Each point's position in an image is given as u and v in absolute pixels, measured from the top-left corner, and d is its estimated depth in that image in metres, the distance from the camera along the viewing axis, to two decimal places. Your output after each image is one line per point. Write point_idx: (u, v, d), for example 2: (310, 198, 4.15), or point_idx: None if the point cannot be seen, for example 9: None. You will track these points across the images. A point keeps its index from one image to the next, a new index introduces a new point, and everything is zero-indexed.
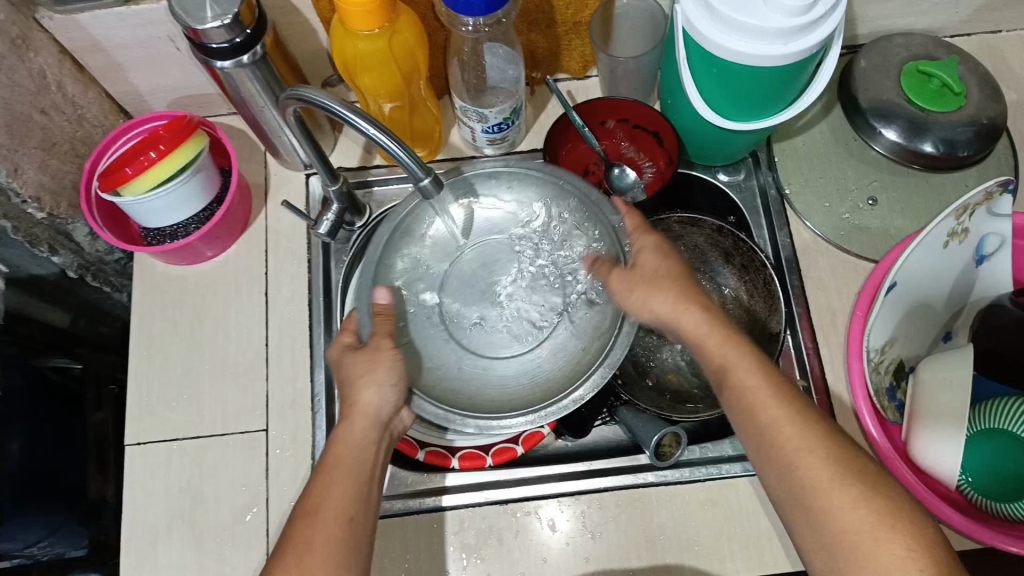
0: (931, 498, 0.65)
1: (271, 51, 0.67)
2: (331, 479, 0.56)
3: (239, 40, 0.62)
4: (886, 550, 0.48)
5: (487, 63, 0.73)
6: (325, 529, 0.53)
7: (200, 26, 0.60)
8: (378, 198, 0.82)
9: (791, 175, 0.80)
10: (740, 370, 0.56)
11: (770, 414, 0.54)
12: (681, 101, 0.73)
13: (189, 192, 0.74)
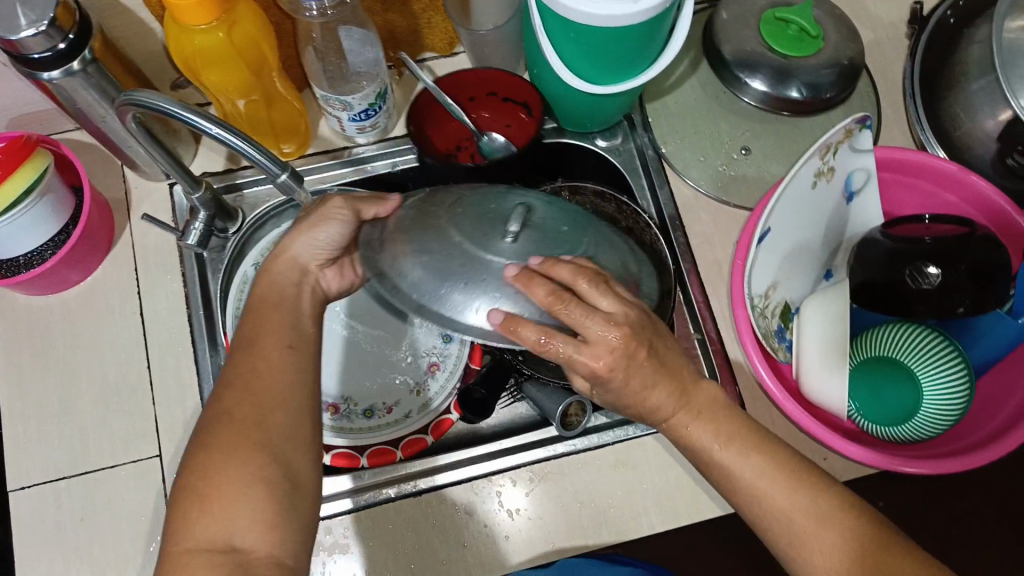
0: (837, 440, 0.64)
1: (101, 54, 0.63)
2: (272, 325, 0.54)
3: (63, 46, 0.58)
4: (813, 545, 0.50)
5: (344, 47, 0.71)
6: (271, 363, 0.52)
7: (13, 36, 0.55)
8: (249, 200, 0.79)
9: (667, 133, 0.80)
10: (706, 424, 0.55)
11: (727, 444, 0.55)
12: (546, 71, 0.72)
13: (39, 214, 0.68)
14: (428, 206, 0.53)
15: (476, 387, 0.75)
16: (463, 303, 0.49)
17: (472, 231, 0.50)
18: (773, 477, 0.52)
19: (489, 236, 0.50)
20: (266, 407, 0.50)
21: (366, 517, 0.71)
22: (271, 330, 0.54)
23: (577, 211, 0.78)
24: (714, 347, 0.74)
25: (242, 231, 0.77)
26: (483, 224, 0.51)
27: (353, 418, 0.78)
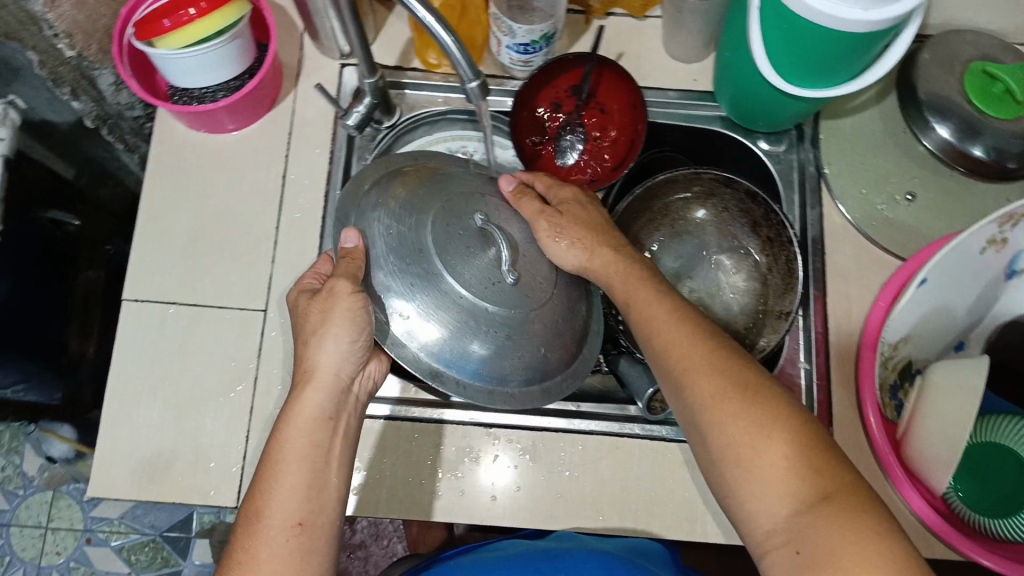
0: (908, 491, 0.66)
1: None
2: (295, 440, 0.53)
3: None
4: (853, 551, 0.42)
5: None
6: (270, 540, 0.50)
7: None
8: (409, 102, 0.79)
9: (833, 155, 0.78)
10: (642, 303, 0.56)
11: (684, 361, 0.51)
12: (742, 57, 0.69)
13: (223, 56, 0.71)
14: (408, 209, 0.57)
15: None
16: (469, 336, 0.55)
17: (453, 259, 0.55)
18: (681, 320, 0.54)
19: (472, 261, 0.55)
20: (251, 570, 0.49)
21: (433, 431, 0.72)
22: (295, 452, 0.53)
23: (721, 206, 0.77)
24: (818, 383, 0.73)
25: (394, 128, 0.78)
26: (466, 251, 0.55)
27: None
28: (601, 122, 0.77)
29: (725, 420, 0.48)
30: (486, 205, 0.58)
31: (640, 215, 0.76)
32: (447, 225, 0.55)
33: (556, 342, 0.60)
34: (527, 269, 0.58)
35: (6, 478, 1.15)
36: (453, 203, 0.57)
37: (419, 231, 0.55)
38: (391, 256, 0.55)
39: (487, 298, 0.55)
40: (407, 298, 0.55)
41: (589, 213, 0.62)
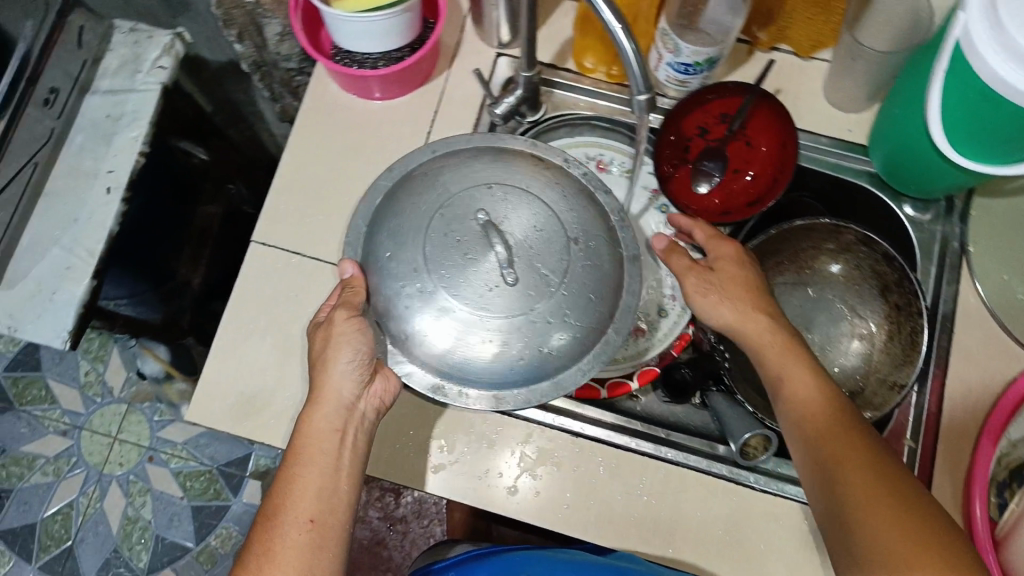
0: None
1: None
2: (310, 450, 0.59)
3: None
4: None
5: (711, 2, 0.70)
6: (290, 532, 0.56)
7: None
8: (556, 101, 0.80)
9: (981, 234, 0.74)
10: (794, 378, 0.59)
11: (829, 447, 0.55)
12: (912, 118, 0.67)
13: (391, 28, 0.73)
14: (406, 237, 0.60)
15: (684, 371, 0.76)
16: (485, 339, 0.58)
17: (448, 275, 0.57)
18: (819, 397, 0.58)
19: (469, 269, 0.57)
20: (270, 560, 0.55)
21: (520, 428, 0.71)
22: (309, 460, 0.59)
23: (853, 263, 0.75)
24: (922, 462, 0.71)
25: (537, 124, 0.79)
26: (461, 258, 0.57)
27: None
28: (744, 156, 0.75)
29: (861, 512, 0.52)
30: (489, 202, 0.59)
31: (769, 257, 0.75)
32: (442, 231, 0.58)
33: (569, 336, 0.59)
34: (535, 264, 0.57)
35: (87, 383, 1.22)
36: (451, 207, 0.59)
37: (415, 239, 0.59)
38: (393, 263, 0.60)
39: (477, 301, 0.57)
40: (421, 314, 0.59)
41: (742, 270, 0.66)
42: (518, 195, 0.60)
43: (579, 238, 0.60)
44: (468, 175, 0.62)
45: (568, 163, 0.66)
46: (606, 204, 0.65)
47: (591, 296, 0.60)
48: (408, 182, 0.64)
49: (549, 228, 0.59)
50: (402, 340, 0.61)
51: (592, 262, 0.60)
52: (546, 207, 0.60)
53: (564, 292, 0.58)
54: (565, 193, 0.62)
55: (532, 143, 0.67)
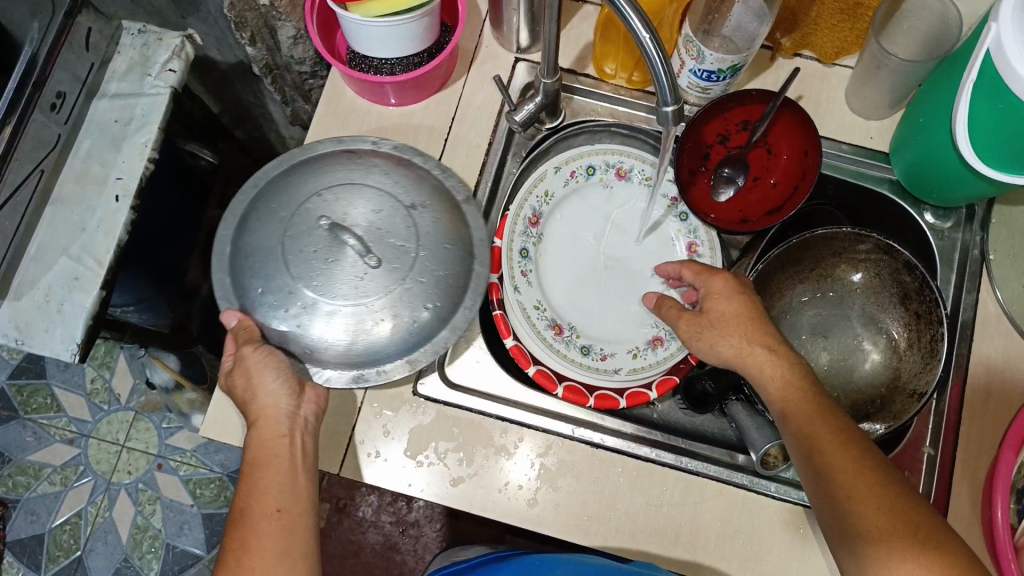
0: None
1: None
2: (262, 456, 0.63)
3: None
4: None
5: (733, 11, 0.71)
6: (262, 531, 0.60)
7: None
8: (576, 106, 0.79)
9: (1001, 241, 0.74)
10: (799, 414, 0.59)
11: (841, 483, 0.55)
12: (936, 126, 0.67)
13: (409, 32, 0.71)
14: (272, 264, 0.64)
15: (705, 383, 0.77)
16: (376, 323, 0.64)
17: (321, 281, 0.62)
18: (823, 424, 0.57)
19: (337, 268, 0.62)
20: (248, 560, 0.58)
21: (538, 439, 0.71)
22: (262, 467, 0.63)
23: (874, 271, 0.74)
24: (941, 470, 0.71)
25: (557, 131, 0.78)
26: (323, 262, 0.62)
27: (570, 348, 0.75)
28: (764, 164, 0.76)
29: (877, 553, 0.52)
30: (325, 208, 0.64)
31: (789, 265, 0.75)
32: (297, 251, 0.63)
33: (442, 297, 0.67)
34: (388, 244, 0.64)
35: (94, 390, 1.21)
36: (294, 223, 0.64)
37: (277, 268, 0.64)
38: (270, 294, 0.64)
39: (355, 292, 0.63)
40: (309, 324, 0.64)
41: (737, 301, 0.65)
42: (349, 190, 0.66)
43: (414, 203, 0.67)
44: (297, 191, 0.66)
45: (380, 147, 0.72)
46: (452, 188, 0.72)
47: (444, 246, 0.68)
48: (250, 225, 0.67)
49: (334, 186, 0.66)
50: (307, 354, 0.66)
51: (430, 215, 0.67)
52: (376, 192, 0.66)
53: (424, 253, 0.65)
54: (389, 171, 0.68)
55: (336, 141, 0.72)
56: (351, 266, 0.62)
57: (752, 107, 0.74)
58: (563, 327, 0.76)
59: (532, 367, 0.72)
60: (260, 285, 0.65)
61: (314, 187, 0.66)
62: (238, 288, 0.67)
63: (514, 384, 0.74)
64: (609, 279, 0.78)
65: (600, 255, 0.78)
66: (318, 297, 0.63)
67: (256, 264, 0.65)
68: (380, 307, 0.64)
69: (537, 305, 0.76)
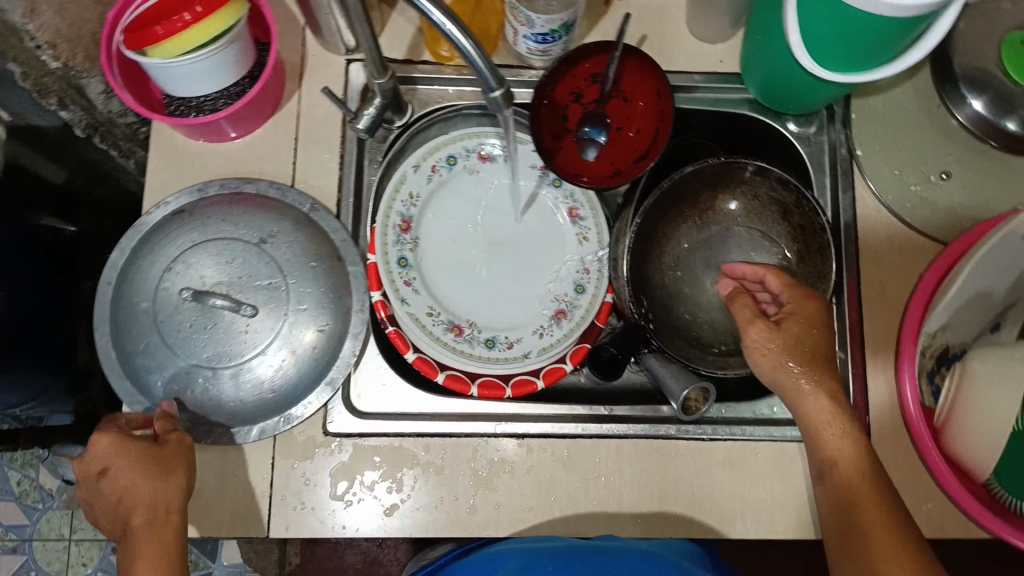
0: (950, 478, 0.66)
1: None
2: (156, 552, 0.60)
3: None
4: None
5: None
6: None
7: None
8: (421, 97, 0.76)
9: (865, 135, 0.75)
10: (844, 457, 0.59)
11: (861, 523, 0.57)
12: (774, 40, 0.67)
13: (220, 62, 0.67)
14: (157, 352, 0.68)
15: (608, 348, 0.70)
16: (281, 360, 0.68)
17: (212, 345, 0.67)
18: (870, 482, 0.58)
19: (221, 328, 0.68)
20: None
21: (464, 446, 0.70)
22: None
23: (752, 194, 0.74)
24: (855, 369, 0.72)
25: (408, 126, 0.75)
26: (207, 329, 0.68)
27: (474, 344, 0.74)
28: (624, 112, 0.73)
29: None
30: (183, 279, 0.68)
31: (668, 209, 0.74)
32: (176, 333, 0.68)
33: (327, 308, 0.70)
34: (257, 287, 0.68)
35: (22, 492, 1.14)
36: (162, 308, 0.68)
37: (166, 356, 0.68)
38: (171, 383, 0.67)
39: (247, 346, 0.68)
40: (219, 389, 0.67)
41: (816, 335, 0.62)
42: (195, 253, 0.69)
43: (264, 236, 0.70)
44: (149, 273, 0.69)
45: (206, 193, 0.71)
46: (294, 203, 0.71)
47: (312, 264, 0.70)
48: (120, 331, 0.68)
49: (179, 255, 0.69)
50: (229, 418, 0.68)
51: (286, 240, 0.70)
52: (223, 242, 0.69)
53: (292, 280, 0.69)
54: (225, 215, 0.70)
55: (164, 206, 0.70)
56: (232, 318, 0.68)
57: (598, 61, 0.73)
58: (462, 326, 0.75)
59: (441, 373, 0.71)
60: (160, 378, 0.67)
61: (164, 260, 0.69)
62: (134, 392, 0.67)
63: (428, 395, 0.72)
64: (499, 266, 0.77)
65: (483, 243, 0.77)
66: (223, 361, 0.67)
67: (143, 360, 0.68)
68: (278, 343, 0.68)
69: (430, 310, 0.74)
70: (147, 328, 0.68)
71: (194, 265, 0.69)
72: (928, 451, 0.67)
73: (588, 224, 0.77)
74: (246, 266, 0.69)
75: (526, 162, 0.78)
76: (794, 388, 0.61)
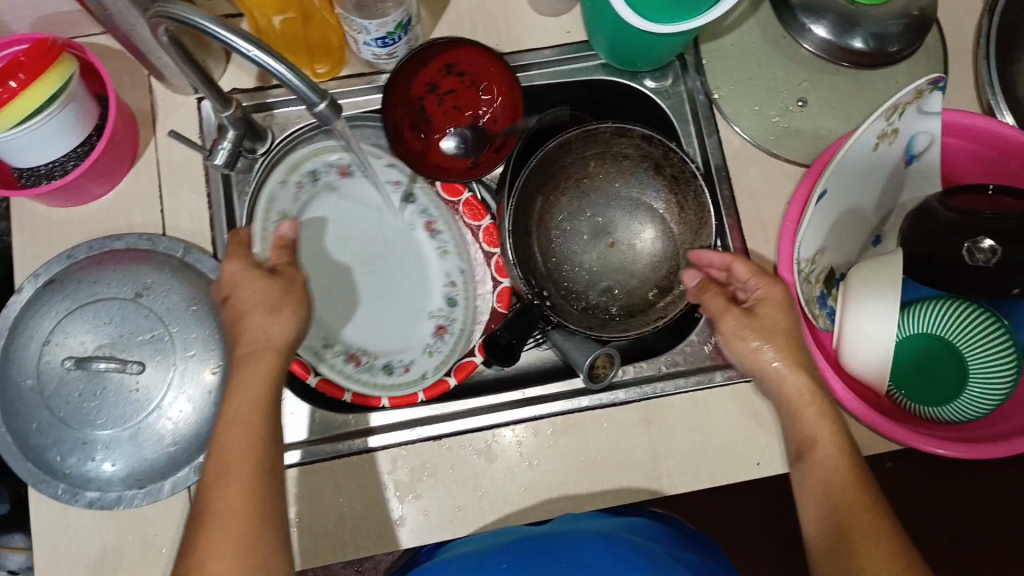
0: (865, 409, 0.64)
1: None
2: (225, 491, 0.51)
3: None
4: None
5: None
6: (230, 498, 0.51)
7: None
8: (279, 121, 0.76)
9: (720, 78, 0.76)
10: (821, 444, 0.58)
11: (844, 498, 0.55)
12: (604, 7, 0.68)
13: (62, 124, 0.65)
14: (50, 427, 0.66)
15: (503, 334, 0.70)
16: (180, 411, 0.68)
17: (107, 410, 0.67)
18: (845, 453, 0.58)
19: (112, 391, 0.67)
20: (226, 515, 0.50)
21: (382, 458, 0.70)
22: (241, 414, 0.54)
23: (621, 156, 0.75)
24: None
25: (271, 154, 0.75)
26: (99, 395, 0.67)
27: (374, 372, 0.76)
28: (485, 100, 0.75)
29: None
30: (66, 349, 0.67)
31: (539, 186, 0.75)
32: (66, 406, 0.67)
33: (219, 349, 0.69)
34: (142, 341, 0.68)
35: None
36: (48, 382, 0.67)
37: (61, 430, 0.66)
38: (71, 455, 0.66)
39: (142, 403, 0.67)
40: (122, 453, 0.66)
41: (786, 316, 0.62)
42: (72, 320, 0.68)
43: (139, 289, 0.69)
44: (29, 350, 0.68)
45: (76, 257, 0.70)
46: (167, 251, 0.70)
47: (193, 307, 0.69)
48: (9, 414, 0.67)
49: (57, 326, 0.68)
50: (136, 480, 0.67)
51: (162, 290, 0.69)
52: (98, 304, 0.68)
53: (175, 327, 0.68)
54: (97, 276, 0.69)
55: (33, 279, 0.69)
56: (122, 378, 0.67)
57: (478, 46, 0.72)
58: (360, 355, 0.77)
59: (347, 394, 0.72)
60: (59, 453, 0.66)
61: (42, 334, 0.68)
62: (38, 472, 0.66)
63: (341, 416, 0.72)
64: (370, 289, 0.79)
65: (354, 266, 0.79)
66: (122, 424, 0.67)
67: (39, 439, 0.66)
68: (173, 394, 0.67)
69: (325, 344, 0.76)
70: (36, 405, 0.67)
71: (73, 332, 0.68)
72: (835, 386, 0.66)
73: (445, 237, 0.81)
74: (127, 323, 0.68)
75: (382, 175, 0.80)
76: (772, 368, 0.61)
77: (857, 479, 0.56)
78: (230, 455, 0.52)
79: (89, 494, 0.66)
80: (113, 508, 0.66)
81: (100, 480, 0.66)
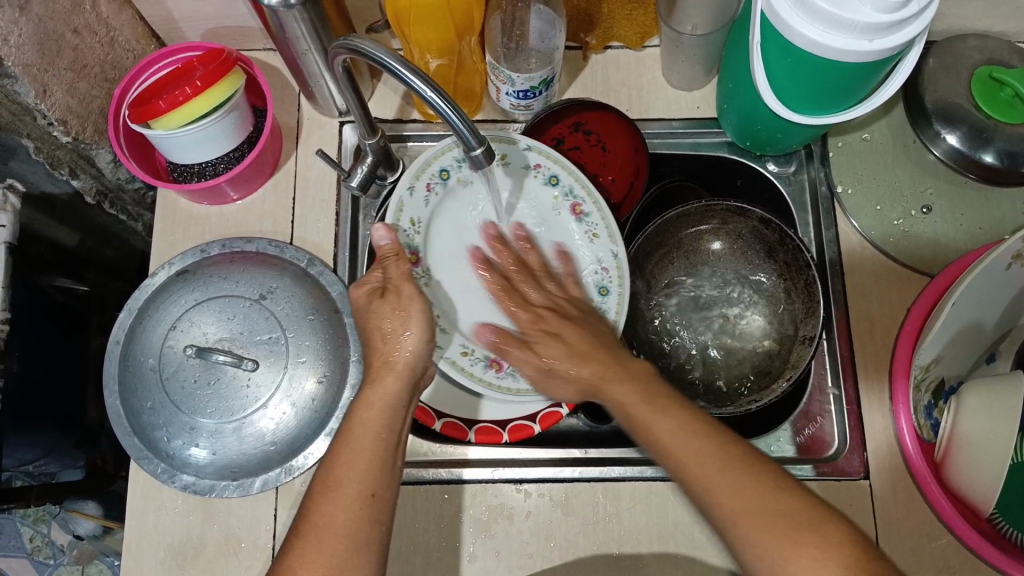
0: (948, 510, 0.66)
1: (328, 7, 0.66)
2: (348, 461, 0.55)
3: None
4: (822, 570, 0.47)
5: (530, 25, 0.72)
6: (343, 504, 0.53)
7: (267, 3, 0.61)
8: (412, 153, 0.80)
9: (844, 175, 0.78)
10: (655, 416, 0.57)
11: (702, 468, 0.53)
12: (745, 88, 0.70)
13: (220, 130, 0.70)
14: (163, 407, 0.70)
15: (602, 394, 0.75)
16: (284, 414, 0.70)
17: (215, 401, 0.70)
18: (699, 438, 0.54)
19: (222, 383, 0.70)
20: (325, 517, 0.52)
21: (464, 492, 0.71)
22: (368, 418, 0.57)
23: (734, 235, 0.78)
24: (848, 407, 0.73)
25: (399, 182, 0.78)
26: (212, 385, 0.70)
27: (522, 376, 0.70)
28: (601, 160, 0.77)
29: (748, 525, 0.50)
30: (190, 336, 0.71)
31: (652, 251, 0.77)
32: (180, 390, 0.70)
33: (327, 361, 0.72)
34: (257, 340, 0.71)
35: (35, 548, 1.10)
36: (168, 365, 0.71)
37: (171, 413, 0.70)
38: (176, 438, 0.70)
39: (248, 400, 0.70)
40: (223, 446, 0.69)
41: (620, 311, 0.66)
42: (199, 311, 0.72)
43: (263, 292, 0.73)
44: (153, 332, 0.72)
45: (209, 253, 0.75)
46: (293, 259, 0.75)
47: (311, 317, 0.73)
48: (128, 390, 0.71)
49: (181, 315, 0.72)
50: (233, 472, 0.70)
51: (285, 295, 0.73)
52: (224, 300, 0.72)
53: (292, 334, 0.72)
54: (227, 274, 0.73)
55: (168, 266, 0.75)
56: (236, 372, 0.70)
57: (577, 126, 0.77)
58: (504, 360, 0.70)
59: (437, 422, 0.72)
60: (166, 435, 0.70)
61: (167, 321, 0.72)
62: (143, 448, 0.70)
63: (430, 444, 0.74)
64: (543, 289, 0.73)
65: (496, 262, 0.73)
66: (227, 416, 0.70)
67: (150, 415, 0.70)
68: (278, 397, 0.70)
69: (464, 349, 0.70)
70: (152, 384, 0.71)
71: (197, 322, 0.72)
72: (930, 490, 0.67)
73: (595, 220, 0.73)
74: (248, 321, 0.72)
75: (520, 164, 0.73)
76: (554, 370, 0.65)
77: (718, 453, 0.53)
78: (339, 474, 0.54)
79: (184, 477, 0.70)
80: (204, 495, 0.70)
81: (198, 466, 0.70)
